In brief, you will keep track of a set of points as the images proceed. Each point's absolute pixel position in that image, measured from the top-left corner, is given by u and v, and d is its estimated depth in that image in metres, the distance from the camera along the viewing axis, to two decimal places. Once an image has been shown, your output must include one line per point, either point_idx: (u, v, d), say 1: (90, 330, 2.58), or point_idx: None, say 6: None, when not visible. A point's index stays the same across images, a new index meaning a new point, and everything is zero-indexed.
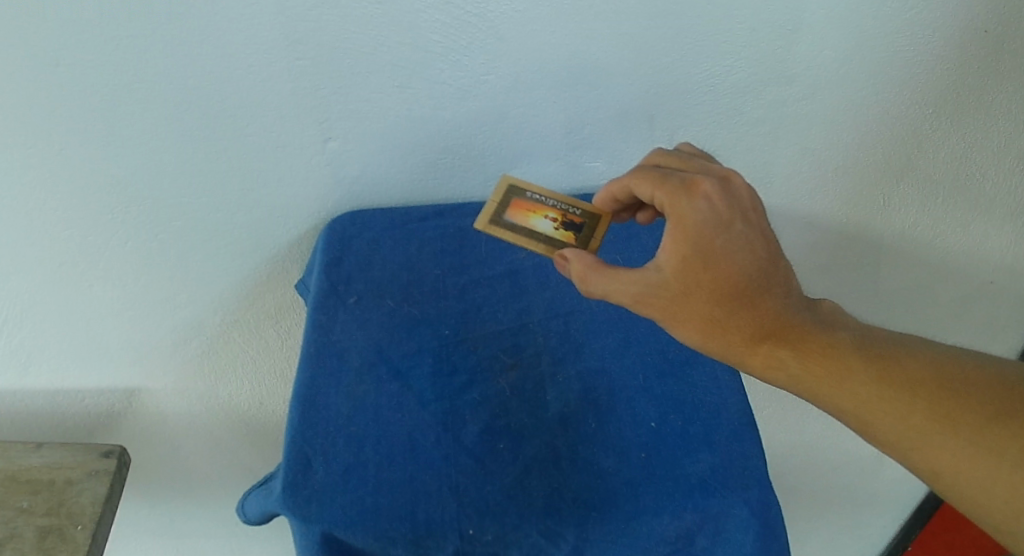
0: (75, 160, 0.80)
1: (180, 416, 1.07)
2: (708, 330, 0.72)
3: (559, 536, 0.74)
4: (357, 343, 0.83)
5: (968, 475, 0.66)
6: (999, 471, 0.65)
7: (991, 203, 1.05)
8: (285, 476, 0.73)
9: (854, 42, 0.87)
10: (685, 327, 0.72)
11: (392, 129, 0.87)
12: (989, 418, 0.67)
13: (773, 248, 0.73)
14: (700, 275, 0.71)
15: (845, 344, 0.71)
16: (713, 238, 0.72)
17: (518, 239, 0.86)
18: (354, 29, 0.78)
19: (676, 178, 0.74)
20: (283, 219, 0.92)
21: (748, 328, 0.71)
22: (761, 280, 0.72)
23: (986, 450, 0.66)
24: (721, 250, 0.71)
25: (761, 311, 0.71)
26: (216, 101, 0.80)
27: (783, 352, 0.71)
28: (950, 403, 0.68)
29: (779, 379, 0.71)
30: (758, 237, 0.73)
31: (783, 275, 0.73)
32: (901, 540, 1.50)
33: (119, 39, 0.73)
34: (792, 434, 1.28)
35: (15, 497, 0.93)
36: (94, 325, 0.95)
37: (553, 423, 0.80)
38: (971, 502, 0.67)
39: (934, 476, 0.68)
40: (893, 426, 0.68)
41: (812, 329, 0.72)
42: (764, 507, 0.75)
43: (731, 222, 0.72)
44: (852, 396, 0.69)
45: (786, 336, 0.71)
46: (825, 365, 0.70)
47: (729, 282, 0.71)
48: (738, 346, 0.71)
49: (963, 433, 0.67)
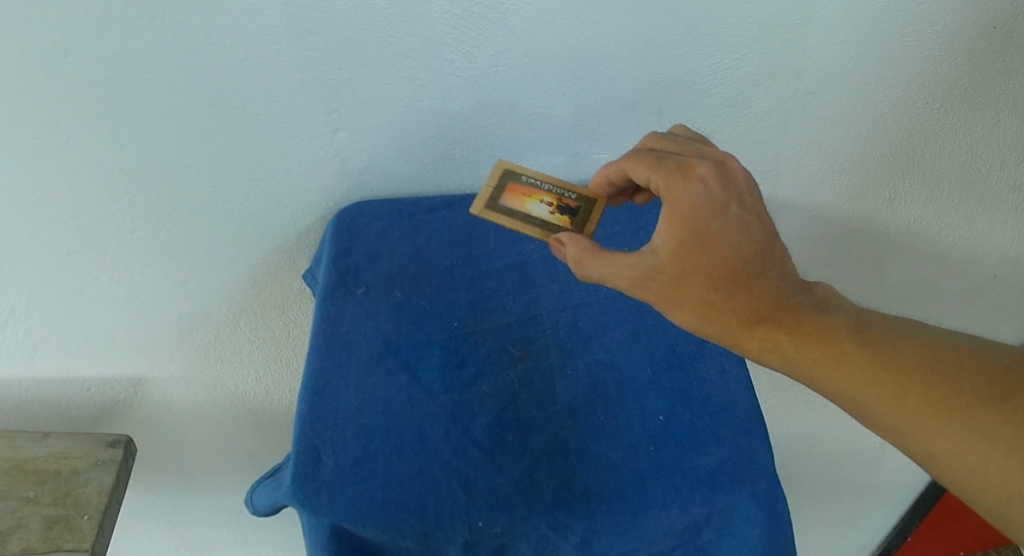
0: (84, 149, 0.80)
1: (186, 405, 1.07)
2: (704, 313, 0.72)
3: (567, 528, 0.74)
4: (363, 334, 0.83)
5: (962, 459, 0.66)
6: (992, 455, 0.65)
7: (995, 198, 1.05)
8: (295, 469, 0.73)
9: (865, 35, 0.87)
10: (680, 311, 0.72)
11: (401, 119, 0.87)
12: (983, 401, 0.67)
13: (770, 231, 0.72)
14: (697, 258, 0.71)
15: (840, 327, 0.71)
16: (710, 221, 0.71)
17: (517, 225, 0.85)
18: (364, 20, 0.78)
19: (672, 161, 0.73)
20: (292, 209, 0.92)
21: (744, 312, 0.71)
22: (756, 262, 0.71)
23: (980, 433, 0.66)
24: (717, 234, 0.71)
25: (757, 295, 0.71)
26: (223, 91, 0.79)
27: (778, 335, 0.71)
28: (943, 387, 0.68)
29: (774, 361, 0.71)
30: (755, 221, 0.72)
31: (779, 258, 0.72)
32: (901, 530, 1.52)
33: (128, 30, 0.73)
34: (795, 424, 1.29)
35: (21, 487, 0.92)
36: (101, 314, 0.95)
37: (561, 415, 0.80)
38: (966, 485, 0.67)
39: (928, 458, 0.68)
40: (888, 408, 0.68)
41: (808, 312, 0.72)
42: (771, 501, 0.75)
43: (727, 205, 0.71)
44: (847, 379, 0.69)
45: (781, 320, 0.71)
46: (820, 349, 0.70)
47: (725, 265, 0.70)
48: (733, 329, 0.71)
49: (956, 417, 0.67)
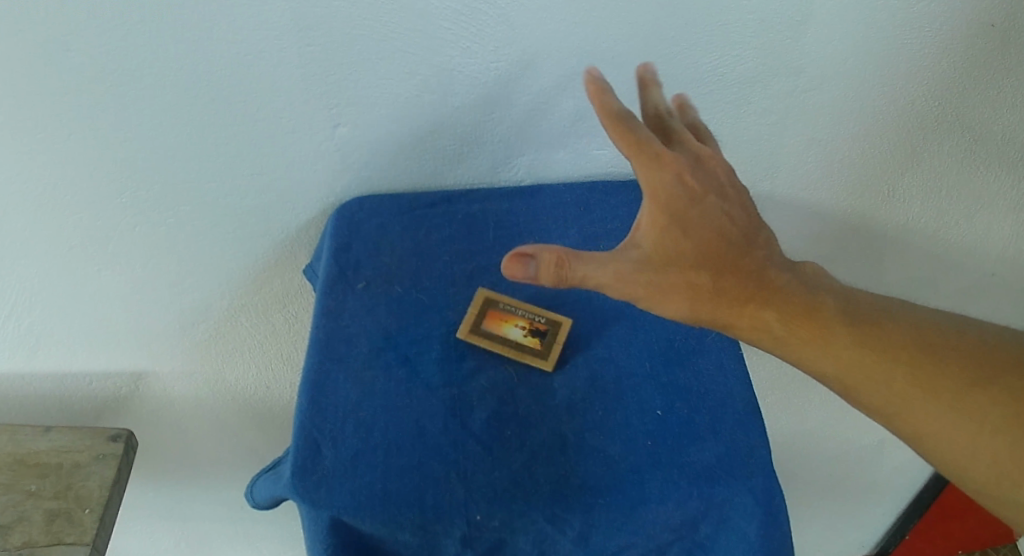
0: (86, 143, 0.80)
1: (187, 399, 1.07)
2: (694, 294, 0.70)
3: (566, 522, 0.74)
4: (364, 329, 0.83)
5: (950, 440, 0.67)
6: (981, 436, 0.66)
7: (993, 195, 1.06)
8: (295, 462, 0.74)
9: (865, 32, 0.87)
10: (670, 292, 0.69)
11: (402, 114, 0.87)
12: (970, 383, 0.68)
13: (749, 217, 0.73)
14: (683, 241, 0.70)
15: (827, 308, 0.71)
16: (690, 209, 0.71)
17: (495, 343, 0.83)
18: (365, 16, 0.79)
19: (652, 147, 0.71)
20: (292, 204, 0.92)
21: (732, 292, 0.70)
22: (739, 244, 0.72)
23: (969, 413, 0.66)
24: (699, 220, 0.71)
25: (744, 276, 0.71)
26: (223, 85, 0.80)
27: (767, 315, 0.70)
28: (931, 368, 0.69)
29: (763, 341, 0.70)
30: (734, 209, 0.73)
31: (763, 242, 0.73)
32: (898, 528, 1.52)
33: (130, 25, 0.74)
34: (794, 421, 1.29)
35: (22, 480, 0.93)
36: (103, 308, 0.96)
37: (560, 410, 0.80)
38: (956, 465, 0.67)
39: (917, 438, 0.68)
40: (877, 389, 0.68)
41: (795, 291, 0.71)
42: (768, 495, 0.76)
43: (705, 195, 0.72)
44: (835, 358, 0.69)
45: (769, 299, 0.70)
46: (809, 329, 0.70)
47: (710, 248, 0.71)
48: (723, 310, 0.70)
49: (944, 398, 0.67)
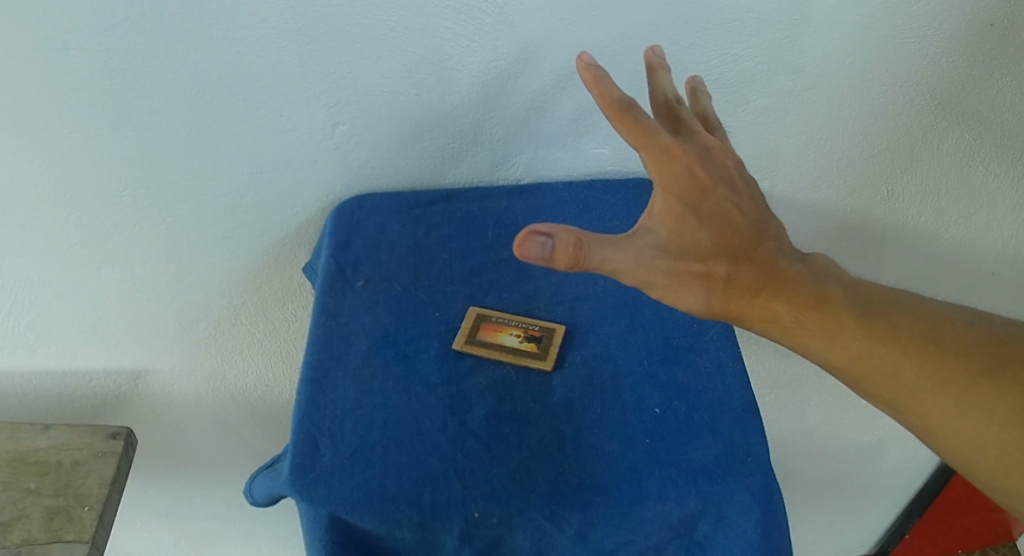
0: (86, 142, 0.81)
1: (186, 398, 1.08)
2: (707, 286, 0.68)
3: (564, 520, 0.73)
4: (363, 327, 0.84)
5: (958, 432, 0.67)
6: (990, 430, 0.66)
7: (992, 195, 1.06)
8: (294, 459, 0.74)
9: (863, 32, 0.88)
10: (684, 284, 0.67)
11: (402, 112, 0.87)
12: (978, 376, 0.68)
13: (759, 209, 0.72)
14: (696, 232, 0.68)
15: (838, 299, 0.71)
16: (703, 200, 0.69)
17: (493, 350, 0.83)
18: (365, 14, 0.79)
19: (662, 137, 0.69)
20: (291, 203, 0.92)
21: (744, 284, 0.68)
22: (751, 236, 0.70)
23: (977, 406, 0.67)
24: (710, 213, 0.69)
25: (756, 267, 0.69)
26: (223, 83, 0.80)
27: (778, 306, 0.68)
28: (940, 360, 0.69)
29: (774, 332, 0.69)
30: (744, 201, 0.71)
31: (773, 233, 0.72)
32: (898, 529, 1.52)
33: (131, 24, 0.74)
34: (792, 420, 1.30)
35: (22, 478, 0.93)
36: (103, 306, 0.96)
37: (558, 407, 0.80)
38: (962, 455, 0.67)
39: (924, 429, 0.69)
40: (885, 380, 0.69)
41: (806, 283, 0.70)
42: (767, 493, 0.75)
43: (717, 187, 0.70)
44: (844, 349, 0.69)
45: (780, 291, 0.69)
46: (819, 320, 0.69)
47: (722, 240, 0.68)
48: (735, 303, 0.68)
49: (952, 391, 0.68)
